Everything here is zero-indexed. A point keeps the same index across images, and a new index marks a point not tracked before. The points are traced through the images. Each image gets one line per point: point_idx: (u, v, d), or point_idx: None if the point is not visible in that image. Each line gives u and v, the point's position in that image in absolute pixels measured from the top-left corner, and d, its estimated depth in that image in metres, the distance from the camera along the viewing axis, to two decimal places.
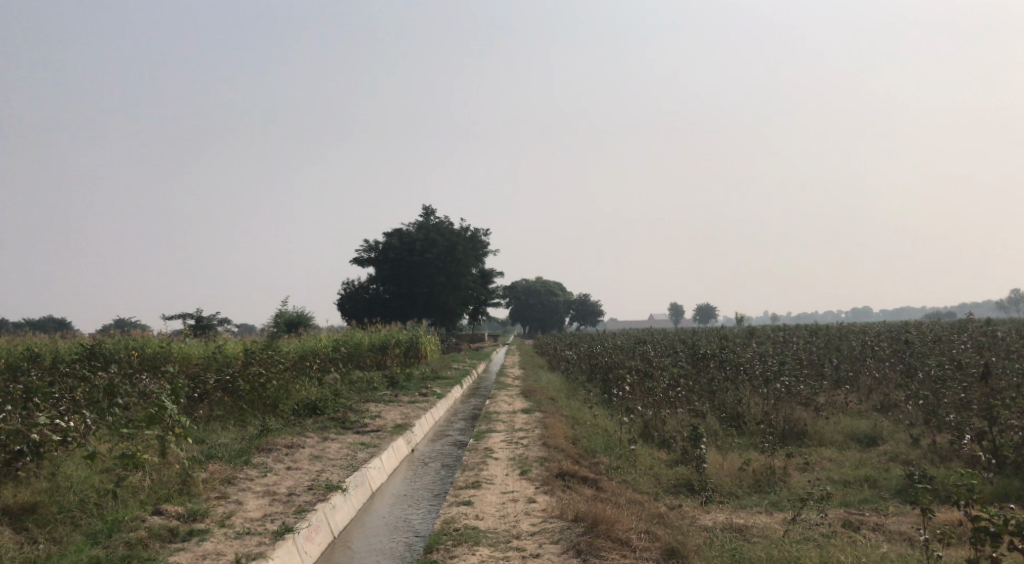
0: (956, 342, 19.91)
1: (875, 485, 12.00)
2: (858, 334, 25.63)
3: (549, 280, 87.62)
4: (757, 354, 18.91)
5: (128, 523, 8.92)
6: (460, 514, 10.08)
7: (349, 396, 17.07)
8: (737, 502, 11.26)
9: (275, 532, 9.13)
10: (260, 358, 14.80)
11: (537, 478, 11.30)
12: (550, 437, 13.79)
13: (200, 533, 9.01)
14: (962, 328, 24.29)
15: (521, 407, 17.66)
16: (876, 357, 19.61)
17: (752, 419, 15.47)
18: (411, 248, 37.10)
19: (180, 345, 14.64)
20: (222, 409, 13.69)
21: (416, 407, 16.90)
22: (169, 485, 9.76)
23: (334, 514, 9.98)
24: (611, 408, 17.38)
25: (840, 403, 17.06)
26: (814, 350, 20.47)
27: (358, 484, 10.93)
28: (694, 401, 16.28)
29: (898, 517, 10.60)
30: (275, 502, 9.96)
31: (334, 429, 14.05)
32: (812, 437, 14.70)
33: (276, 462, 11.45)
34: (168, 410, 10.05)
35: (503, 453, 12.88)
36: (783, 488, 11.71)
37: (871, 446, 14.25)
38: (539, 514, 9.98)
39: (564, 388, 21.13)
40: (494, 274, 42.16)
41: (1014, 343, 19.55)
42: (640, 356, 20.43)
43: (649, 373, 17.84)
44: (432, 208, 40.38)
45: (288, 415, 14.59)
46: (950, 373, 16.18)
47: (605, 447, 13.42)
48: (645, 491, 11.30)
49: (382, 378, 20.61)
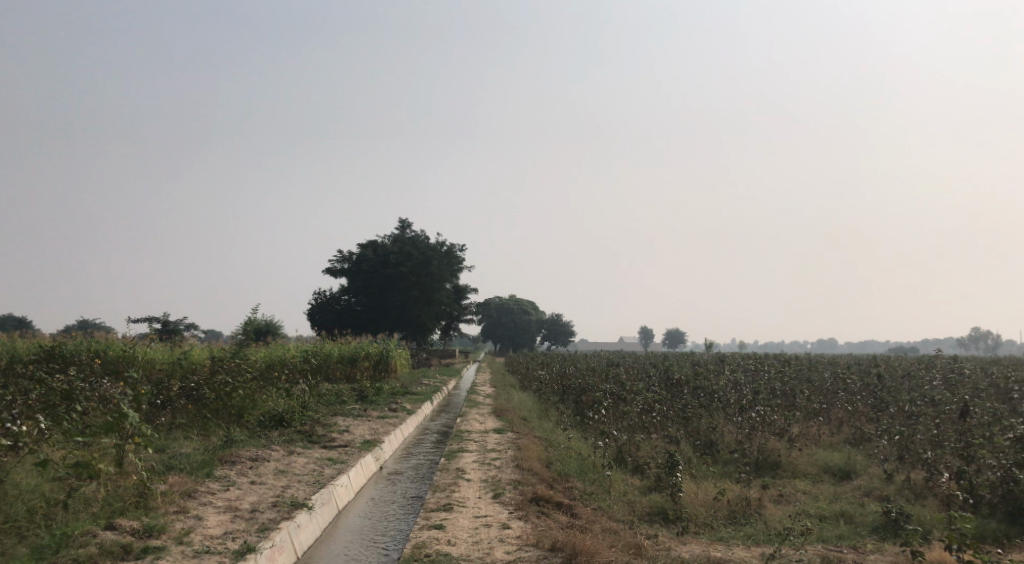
0: (927, 378, 19.82)
1: (852, 520, 11.76)
2: (828, 366, 25.53)
3: (523, 300, 87.38)
4: (731, 383, 18.63)
5: (78, 538, 8.44)
6: (431, 539, 9.71)
7: (317, 408, 16.62)
8: (714, 534, 10.98)
9: (236, 552, 8.70)
10: (227, 366, 14.36)
11: (510, 503, 10.96)
12: (523, 459, 13.44)
13: (155, 550, 8.56)
14: (930, 363, 24.23)
15: (493, 426, 17.29)
16: (848, 389, 19.46)
17: (726, 449, 15.23)
18: (385, 259, 36.67)
19: (144, 348, 14.17)
20: (185, 417, 13.23)
21: (385, 423, 16.49)
22: (125, 497, 9.29)
23: (299, 533, 9.57)
24: (584, 431, 17.05)
25: (813, 435, 16.86)
26: (786, 378, 20.29)
27: (325, 502, 10.52)
28: (668, 427, 15.99)
29: (878, 555, 10.35)
30: (237, 519, 9.52)
31: (301, 443, 13.62)
32: (786, 468, 14.47)
33: (240, 475, 11.02)
34: (128, 418, 9.56)
35: (475, 475, 12.51)
36: (760, 521, 11.44)
37: (845, 480, 14.06)
38: (515, 541, 9.63)
39: (536, 408, 20.81)
40: (468, 290, 41.80)
41: (984, 381, 19.52)
42: (613, 379, 20.16)
43: (622, 395, 17.55)
44: (408, 220, 39.99)
45: (253, 427, 14.14)
46: (924, 410, 16.03)
47: (579, 471, 13.10)
48: (620, 519, 10.99)
49: (351, 392, 20.16)
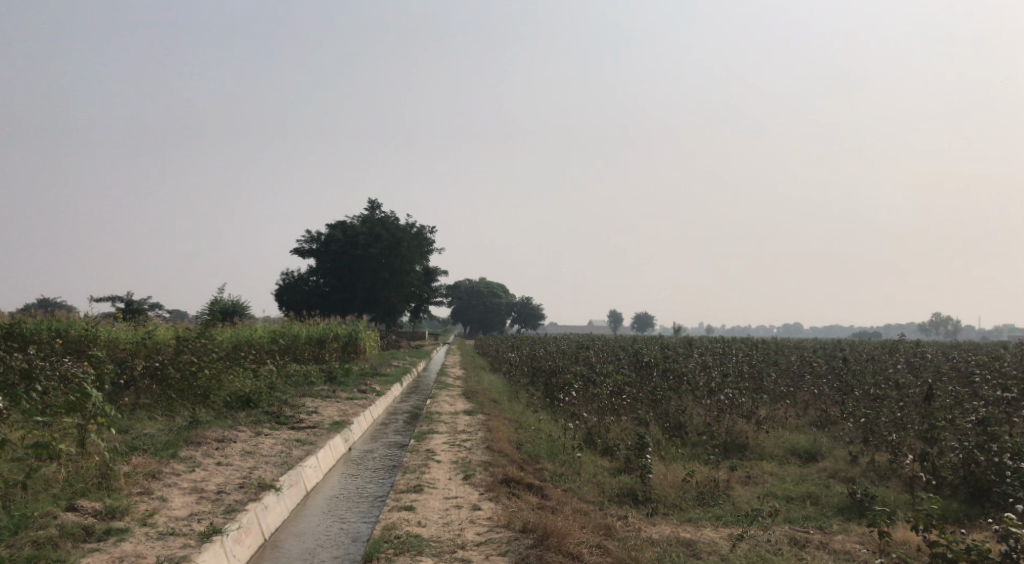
0: (890, 362, 20.02)
1: (817, 502, 11.83)
2: (793, 350, 25.71)
3: (492, 283, 87.30)
4: (700, 366, 18.67)
5: (37, 520, 8.25)
6: (401, 520, 9.62)
7: (284, 389, 16.42)
8: (682, 515, 11.00)
9: (201, 534, 8.55)
10: (192, 345, 14.12)
11: (480, 484, 10.90)
12: (493, 440, 13.39)
13: (118, 532, 8.40)
14: (893, 348, 24.47)
15: (462, 408, 17.22)
16: (814, 372, 19.61)
17: (694, 430, 15.27)
18: (354, 240, 36.18)
19: (107, 328, 13.88)
20: (150, 397, 13.09)
21: (355, 404, 16.36)
22: (87, 477, 9.11)
23: (266, 515, 9.44)
24: (553, 412, 17.02)
25: (779, 418, 16.96)
26: (753, 361, 20.40)
27: (293, 483, 10.39)
28: (638, 409, 15.94)
29: (844, 536, 10.43)
30: (203, 500, 9.36)
31: (268, 424, 13.45)
32: (753, 450, 14.54)
33: (205, 457, 10.84)
34: (90, 397, 9.38)
35: (445, 456, 12.44)
36: (728, 502, 11.48)
37: (811, 462, 14.17)
38: (486, 522, 9.57)
39: (505, 390, 20.75)
40: (437, 272, 41.61)
41: (946, 364, 19.76)
42: (583, 361, 20.13)
43: (592, 377, 17.51)
44: (378, 201, 39.60)
45: (219, 407, 13.95)
46: (889, 393, 16.18)
47: (549, 453, 13.07)
48: (590, 500, 10.98)
49: (320, 373, 19.99)
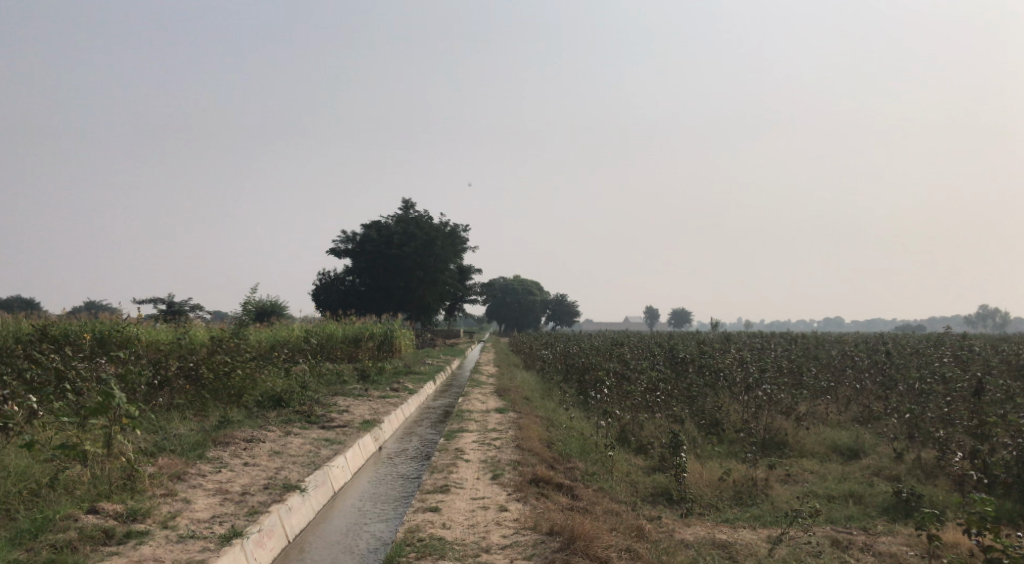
0: (936, 356, 19.41)
1: (860, 501, 11.46)
2: (835, 344, 25.12)
3: (527, 281, 87.09)
4: (738, 360, 18.26)
5: (58, 523, 8.21)
6: (425, 522, 9.45)
7: (316, 387, 16.35)
8: (719, 515, 10.71)
9: (222, 537, 8.45)
10: (226, 346, 14.06)
11: (509, 484, 10.71)
12: (524, 439, 13.18)
13: (138, 535, 8.33)
14: (939, 341, 23.82)
15: (495, 406, 17.02)
16: (855, 366, 19.09)
17: (731, 427, 14.94)
18: (389, 240, 36.27)
19: (144, 327, 13.88)
20: (183, 398, 12.95)
21: (386, 403, 16.22)
22: (111, 479, 9.05)
23: (290, 517, 9.33)
24: (588, 410, 16.74)
25: (819, 413, 16.53)
26: (793, 356, 19.93)
27: (319, 484, 10.28)
28: (673, 406, 15.54)
29: (889, 537, 10.07)
30: (227, 502, 9.28)
31: (298, 423, 13.38)
32: (793, 448, 14.17)
33: (233, 457, 10.77)
34: (117, 400, 9.16)
35: (474, 455, 12.26)
36: (766, 501, 11.16)
37: (853, 459, 13.77)
38: (512, 524, 9.37)
39: (539, 388, 20.50)
40: (472, 270, 41.46)
41: (994, 358, 19.14)
42: (617, 358, 19.78)
43: (626, 374, 17.17)
44: (412, 200, 39.65)
45: (251, 407, 13.94)
46: (936, 386, 15.63)
47: (581, 451, 12.83)
48: (623, 500, 10.72)
49: (352, 372, 19.91)
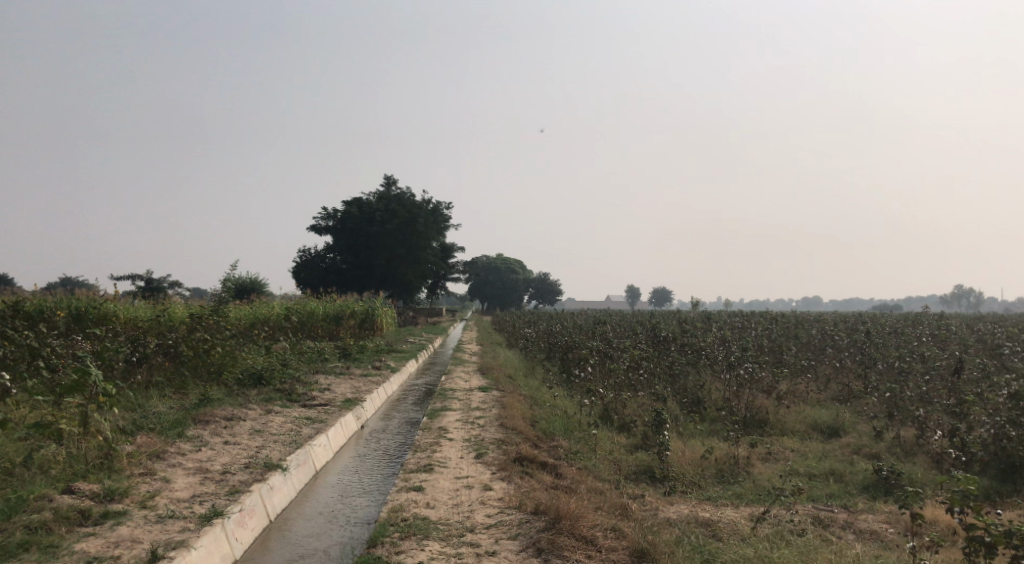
0: (914, 335, 19.50)
1: (841, 478, 11.50)
2: (815, 323, 25.20)
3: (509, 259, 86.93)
4: (719, 338, 18.25)
5: (33, 503, 8.07)
6: (409, 502, 9.36)
7: (297, 365, 16.20)
8: (701, 493, 10.70)
9: (202, 517, 8.34)
10: (205, 323, 13.85)
11: (493, 463, 10.64)
12: (507, 418, 13.10)
13: (116, 516, 8.20)
14: (916, 320, 23.96)
15: (477, 384, 16.94)
16: (835, 345, 19.16)
17: (713, 406, 14.94)
18: (370, 218, 35.97)
19: (123, 304, 13.62)
20: (162, 375, 12.81)
21: (368, 381, 16.10)
22: (87, 459, 8.91)
23: (272, 496, 9.22)
24: (570, 389, 16.70)
25: (800, 391, 16.57)
26: (774, 335, 19.96)
27: (301, 463, 10.17)
28: (655, 385, 15.52)
29: (870, 515, 10.11)
30: (207, 481, 9.16)
31: (279, 402, 13.24)
32: (774, 426, 14.19)
33: (213, 436, 10.63)
34: (93, 377, 9.05)
35: (458, 434, 12.18)
36: (748, 479, 11.17)
37: (834, 437, 13.81)
38: (496, 504, 9.31)
39: (520, 366, 20.44)
40: (454, 248, 41.25)
41: (972, 337, 19.25)
42: (599, 337, 19.73)
43: (609, 352, 17.12)
44: (393, 177, 39.31)
45: (231, 385, 13.79)
46: (915, 365, 15.69)
47: (564, 429, 12.78)
48: (606, 478, 10.70)
49: (334, 350, 19.76)
